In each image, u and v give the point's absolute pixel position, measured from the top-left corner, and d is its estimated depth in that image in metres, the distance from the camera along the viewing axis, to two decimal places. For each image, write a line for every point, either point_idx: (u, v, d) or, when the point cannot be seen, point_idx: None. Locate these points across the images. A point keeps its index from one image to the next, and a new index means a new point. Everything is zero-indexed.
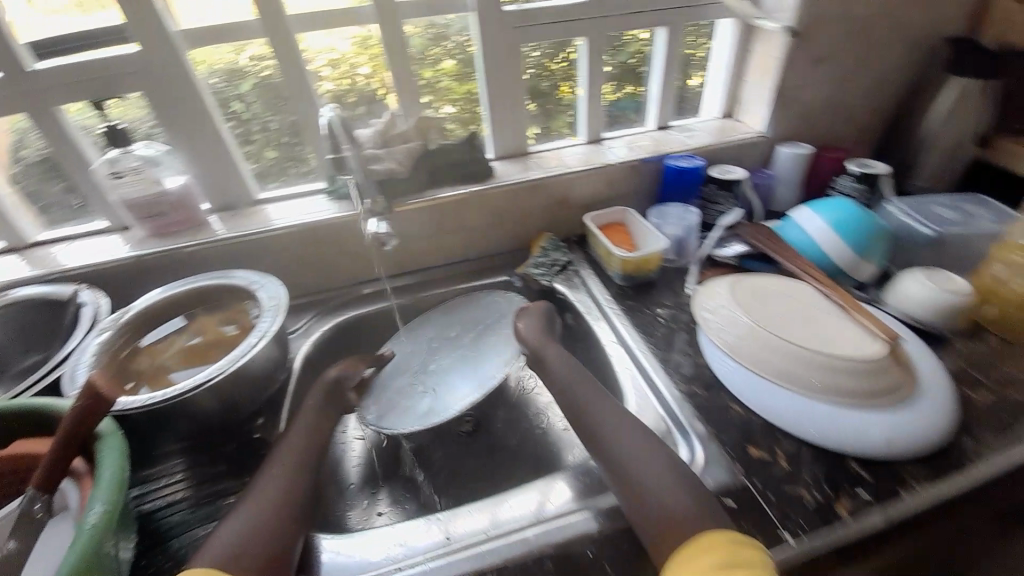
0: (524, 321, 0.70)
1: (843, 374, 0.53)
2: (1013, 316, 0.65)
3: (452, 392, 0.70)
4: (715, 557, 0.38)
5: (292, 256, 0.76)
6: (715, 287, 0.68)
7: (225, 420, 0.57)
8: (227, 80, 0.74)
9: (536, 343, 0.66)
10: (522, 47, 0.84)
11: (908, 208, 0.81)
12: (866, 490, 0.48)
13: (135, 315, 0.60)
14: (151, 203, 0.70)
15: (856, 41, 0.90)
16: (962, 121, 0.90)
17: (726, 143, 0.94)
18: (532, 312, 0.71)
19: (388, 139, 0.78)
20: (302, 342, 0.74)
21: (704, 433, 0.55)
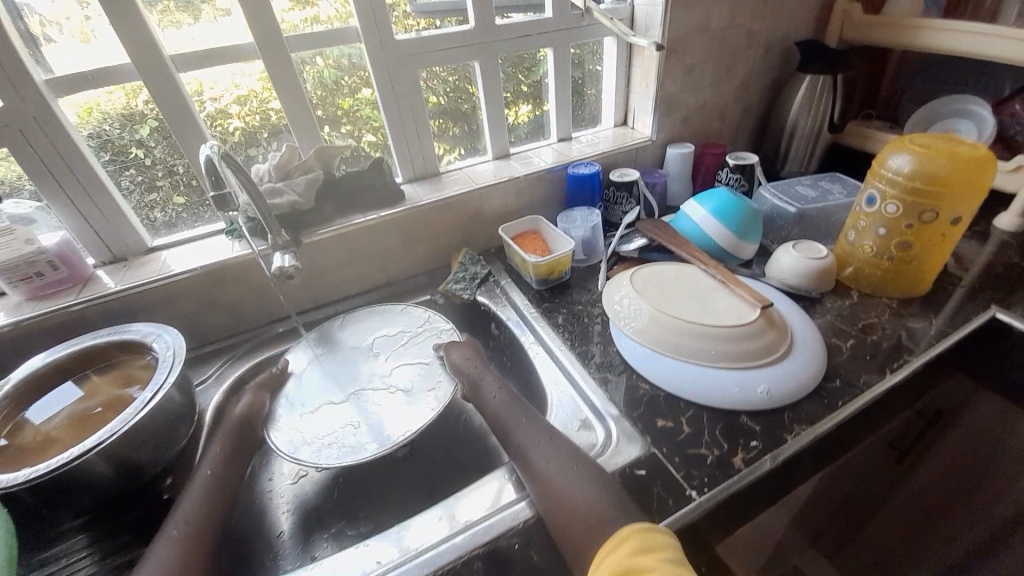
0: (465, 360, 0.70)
1: (725, 341, 0.61)
2: (865, 273, 0.78)
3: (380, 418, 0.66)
4: (631, 544, 0.42)
5: (196, 303, 0.73)
6: (620, 280, 0.74)
7: (126, 488, 0.53)
8: (125, 125, 0.71)
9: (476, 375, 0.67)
10: (420, 73, 0.87)
11: (778, 192, 0.92)
12: (757, 440, 0.55)
13: (14, 386, 0.56)
14: (23, 264, 0.64)
15: (719, 50, 1.01)
16: (816, 112, 1.04)
17: (621, 148, 1.02)
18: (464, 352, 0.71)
19: (289, 171, 0.78)
20: (214, 392, 0.71)
21: (617, 414, 0.60)
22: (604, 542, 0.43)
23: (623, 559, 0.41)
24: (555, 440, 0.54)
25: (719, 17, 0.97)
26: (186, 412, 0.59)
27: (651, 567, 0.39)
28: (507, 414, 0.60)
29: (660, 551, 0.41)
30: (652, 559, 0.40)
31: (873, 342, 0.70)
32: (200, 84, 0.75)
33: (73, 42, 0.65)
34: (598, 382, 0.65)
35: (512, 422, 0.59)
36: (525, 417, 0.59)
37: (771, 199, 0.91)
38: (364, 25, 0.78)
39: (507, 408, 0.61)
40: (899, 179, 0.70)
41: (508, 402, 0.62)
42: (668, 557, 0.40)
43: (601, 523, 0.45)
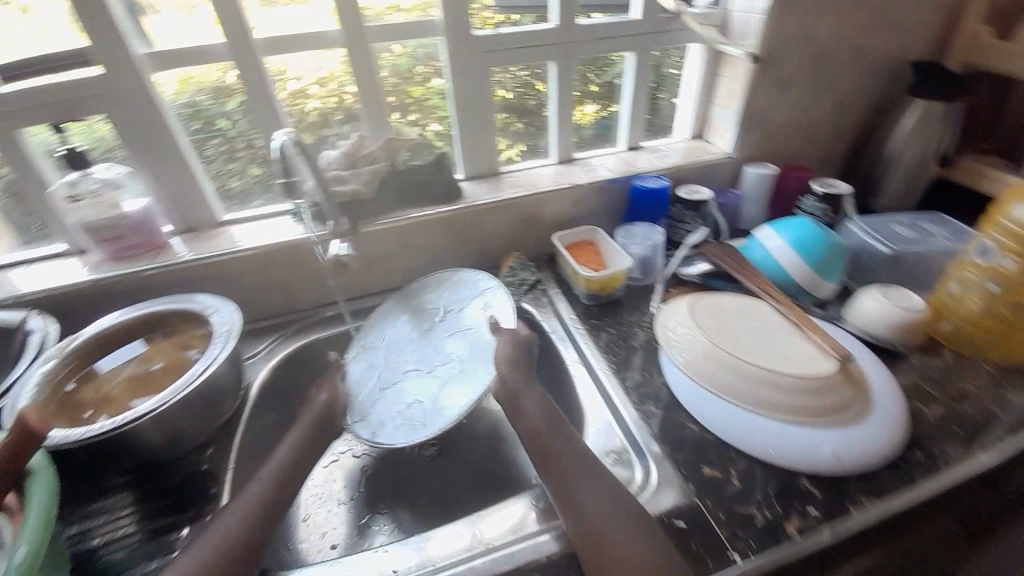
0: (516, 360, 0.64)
1: (792, 393, 0.55)
2: (963, 331, 0.68)
3: (439, 397, 0.66)
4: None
5: (255, 279, 0.76)
6: (677, 305, 0.69)
7: (172, 450, 0.56)
8: (215, 97, 0.75)
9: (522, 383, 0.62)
10: (492, 70, 0.85)
11: (870, 228, 0.83)
12: (815, 507, 0.49)
13: (81, 343, 0.59)
14: (108, 226, 0.69)
15: (818, 66, 0.92)
16: (924, 142, 0.92)
17: (693, 163, 0.95)
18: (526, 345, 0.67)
19: (355, 160, 0.79)
20: (260, 367, 0.73)
21: (659, 453, 0.56)
22: None
23: None
24: (594, 473, 0.51)
25: (823, 28, 0.88)
26: (233, 384, 0.61)
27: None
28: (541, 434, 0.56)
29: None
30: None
31: (966, 414, 0.61)
32: (286, 65, 0.76)
33: (177, 14, 0.69)
34: (642, 414, 0.61)
35: (545, 440, 0.55)
36: (563, 441, 0.54)
37: (861, 236, 0.82)
38: (445, 19, 0.77)
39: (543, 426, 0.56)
40: (1016, 232, 0.62)
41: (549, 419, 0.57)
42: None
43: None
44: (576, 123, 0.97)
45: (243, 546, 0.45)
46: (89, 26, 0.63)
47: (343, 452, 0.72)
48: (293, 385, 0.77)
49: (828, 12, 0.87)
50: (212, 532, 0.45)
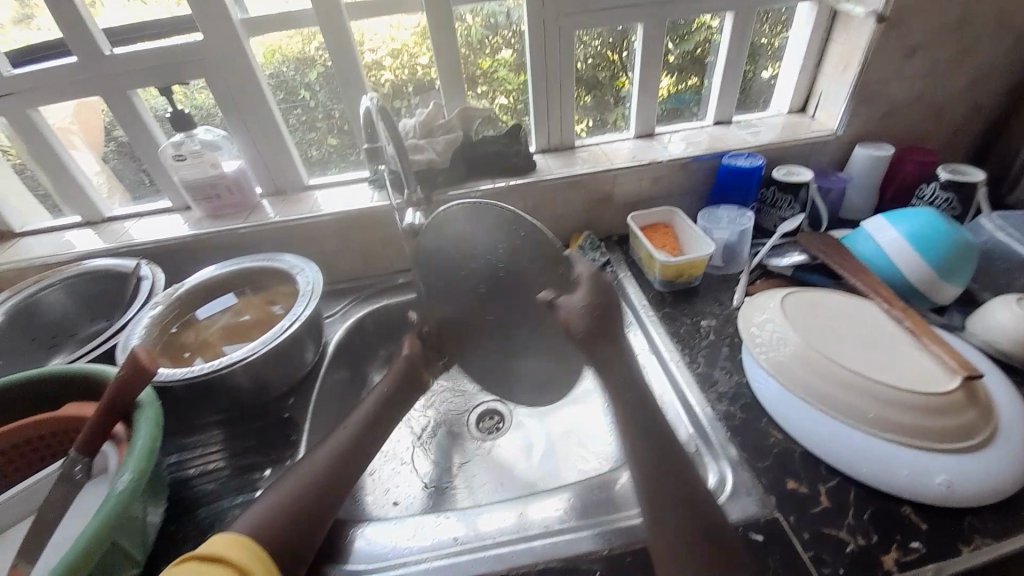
0: (603, 343, 0.56)
1: (906, 411, 0.48)
2: None
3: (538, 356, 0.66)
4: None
5: (333, 242, 0.79)
6: (766, 300, 0.63)
7: (260, 396, 0.60)
8: (297, 69, 0.77)
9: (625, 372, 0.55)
10: (576, 37, 0.80)
11: (1011, 227, 0.70)
12: (920, 541, 0.44)
13: (185, 291, 0.64)
14: (207, 185, 0.74)
15: (961, 29, 0.78)
16: None
17: (793, 142, 0.85)
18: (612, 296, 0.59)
19: (431, 129, 0.78)
20: (337, 327, 0.76)
21: (737, 458, 0.52)
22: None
23: None
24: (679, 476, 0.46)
25: None
26: (311, 342, 0.64)
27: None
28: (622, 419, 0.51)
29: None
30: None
31: None
32: (363, 34, 0.76)
33: None
34: (717, 415, 0.57)
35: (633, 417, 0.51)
36: (644, 433, 0.50)
37: (997, 233, 0.70)
38: None
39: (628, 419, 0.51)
40: None
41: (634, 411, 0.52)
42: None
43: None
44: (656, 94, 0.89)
45: (320, 495, 0.46)
46: None
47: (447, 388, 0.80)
48: (363, 350, 0.79)
49: None
50: (303, 470, 0.48)
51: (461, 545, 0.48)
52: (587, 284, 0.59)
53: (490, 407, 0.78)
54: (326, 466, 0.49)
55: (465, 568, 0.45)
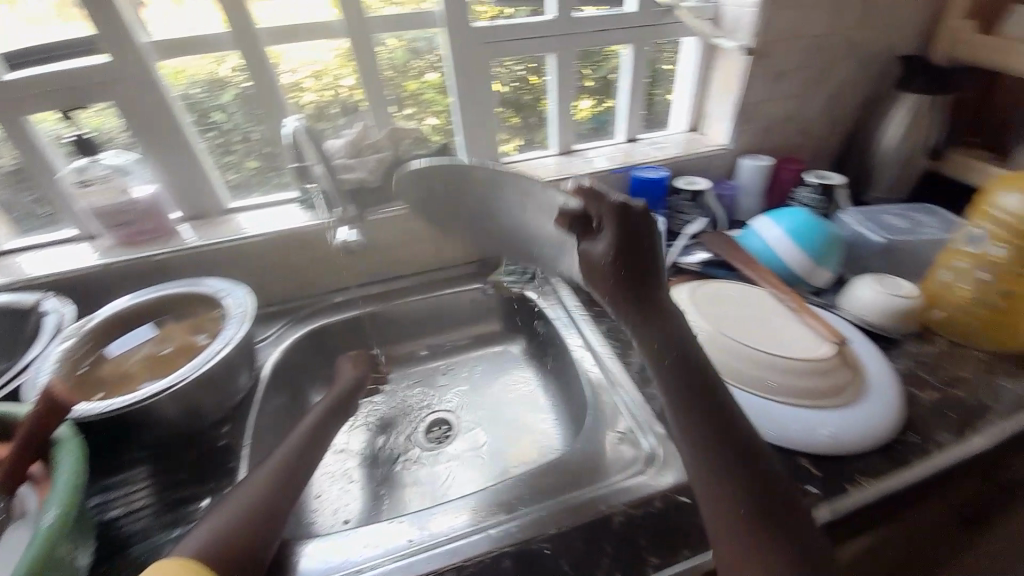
0: (625, 295, 0.51)
1: (794, 375, 0.57)
2: (957, 320, 0.70)
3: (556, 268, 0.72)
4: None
5: (263, 264, 0.77)
6: (677, 292, 0.70)
7: (193, 426, 0.57)
8: (209, 90, 0.75)
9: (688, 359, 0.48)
10: (492, 63, 0.86)
11: (864, 220, 0.84)
12: (815, 485, 0.51)
13: (97, 323, 0.60)
14: (118, 211, 0.70)
15: (812, 60, 0.94)
16: (914, 135, 0.95)
17: (693, 155, 0.97)
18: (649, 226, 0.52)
19: (359, 149, 0.77)
20: (271, 350, 0.74)
21: (664, 432, 0.58)
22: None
23: None
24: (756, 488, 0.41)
25: (814, 23, 0.90)
26: (244, 367, 0.62)
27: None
28: (680, 409, 0.45)
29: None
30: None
31: (959, 397, 0.63)
32: (279, 56, 0.76)
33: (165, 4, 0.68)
34: (645, 396, 0.63)
35: (680, 374, 0.47)
36: (702, 420, 0.44)
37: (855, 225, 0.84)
38: (444, 11, 0.78)
39: (695, 415, 0.45)
40: (1009, 220, 0.63)
41: (705, 408, 0.45)
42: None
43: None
44: (573, 115, 0.96)
45: (269, 513, 0.46)
46: (97, 17, 0.64)
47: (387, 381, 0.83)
48: (302, 373, 0.77)
49: (820, 8, 0.89)
50: (248, 491, 0.47)
51: (416, 546, 0.49)
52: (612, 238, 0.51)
53: (439, 417, 0.79)
54: (272, 483, 0.48)
55: (421, 567, 0.46)
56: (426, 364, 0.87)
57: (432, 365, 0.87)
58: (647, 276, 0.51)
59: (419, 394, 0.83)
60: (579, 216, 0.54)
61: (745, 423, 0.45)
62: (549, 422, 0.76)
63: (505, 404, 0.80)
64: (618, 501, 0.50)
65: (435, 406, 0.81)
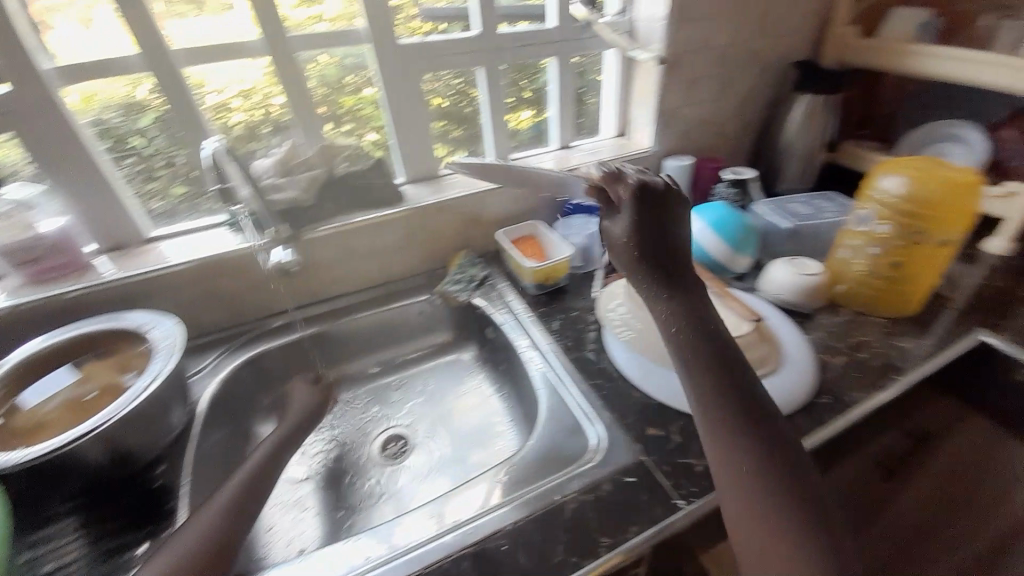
0: (651, 273, 0.52)
1: None
2: (857, 292, 0.79)
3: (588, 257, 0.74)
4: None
5: (193, 293, 0.74)
6: (615, 290, 0.76)
7: (121, 471, 0.54)
8: (125, 114, 0.71)
9: (721, 350, 0.48)
10: (421, 80, 0.87)
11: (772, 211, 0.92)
12: None
13: (8, 369, 0.56)
14: (25, 247, 0.65)
15: (720, 67, 1.03)
16: (812, 131, 1.06)
17: (622, 158, 1.03)
18: (680, 204, 0.55)
19: (290, 167, 0.78)
20: (207, 383, 0.70)
21: (610, 420, 0.61)
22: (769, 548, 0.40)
23: None
24: (781, 469, 0.43)
25: (718, 34, 0.99)
26: (178, 401, 0.59)
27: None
28: (704, 379, 0.47)
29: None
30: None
31: (863, 358, 0.70)
32: (204, 77, 0.74)
33: (75, 28, 0.65)
34: (590, 388, 0.66)
35: (703, 347, 0.49)
36: (725, 390, 0.46)
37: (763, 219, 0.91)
38: (370, 28, 0.79)
39: (728, 409, 0.45)
40: (893, 201, 0.72)
41: (729, 385, 0.47)
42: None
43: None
44: (511, 127, 1.02)
45: (215, 551, 0.44)
46: None
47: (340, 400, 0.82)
48: (243, 402, 0.74)
49: (723, 20, 0.98)
50: (191, 533, 0.45)
51: (375, 561, 0.49)
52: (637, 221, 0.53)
53: (394, 433, 0.78)
54: (219, 519, 0.46)
55: None
56: (377, 381, 0.85)
57: (384, 381, 0.86)
58: (671, 254, 0.53)
59: (372, 412, 0.81)
60: (604, 194, 0.56)
61: (769, 404, 0.46)
62: (505, 423, 0.77)
63: (460, 411, 0.81)
64: (569, 490, 0.52)
65: (389, 422, 0.80)
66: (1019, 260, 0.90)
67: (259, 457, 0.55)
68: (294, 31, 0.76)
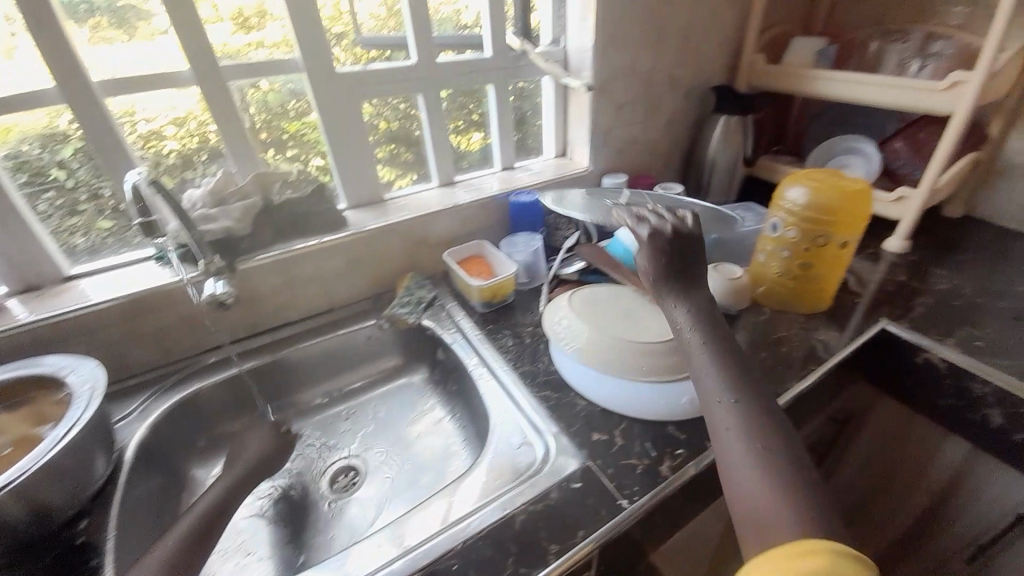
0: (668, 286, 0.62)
1: (657, 357, 0.64)
2: (773, 291, 0.87)
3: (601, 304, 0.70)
4: (823, 562, 0.34)
5: (119, 332, 0.70)
6: (557, 303, 0.76)
7: (34, 531, 0.50)
8: (43, 146, 0.68)
9: (731, 345, 0.56)
10: (361, 105, 0.88)
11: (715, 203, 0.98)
12: (682, 448, 0.59)
13: None
14: None
15: (646, 92, 1.11)
16: (732, 148, 1.15)
17: (562, 178, 1.08)
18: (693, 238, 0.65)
19: (223, 197, 0.76)
20: (135, 427, 0.66)
21: (557, 430, 0.63)
22: (753, 488, 0.43)
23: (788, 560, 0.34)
24: (768, 425, 0.47)
25: (641, 63, 1.07)
26: (100, 448, 0.56)
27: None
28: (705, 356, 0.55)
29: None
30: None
31: (783, 354, 0.77)
32: (133, 105, 0.72)
33: None
34: (537, 400, 0.68)
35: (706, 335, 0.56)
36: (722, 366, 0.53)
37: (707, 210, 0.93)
38: (305, 59, 0.79)
39: (732, 387, 0.51)
40: (796, 210, 0.79)
41: (727, 362, 0.53)
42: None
43: (810, 540, 0.35)
44: (463, 149, 1.06)
45: None
46: None
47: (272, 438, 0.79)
48: (175, 443, 0.70)
49: (645, 50, 1.06)
50: None
51: None
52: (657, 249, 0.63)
53: (344, 465, 0.76)
54: None
55: None
56: (326, 412, 0.83)
57: (333, 411, 0.84)
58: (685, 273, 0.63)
59: (320, 446, 0.79)
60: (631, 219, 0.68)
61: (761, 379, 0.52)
62: (458, 442, 0.77)
63: (413, 436, 0.80)
64: (518, 502, 0.53)
65: (339, 454, 0.78)
66: (915, 255, 1.01)
67: (202, 506, 0.56)
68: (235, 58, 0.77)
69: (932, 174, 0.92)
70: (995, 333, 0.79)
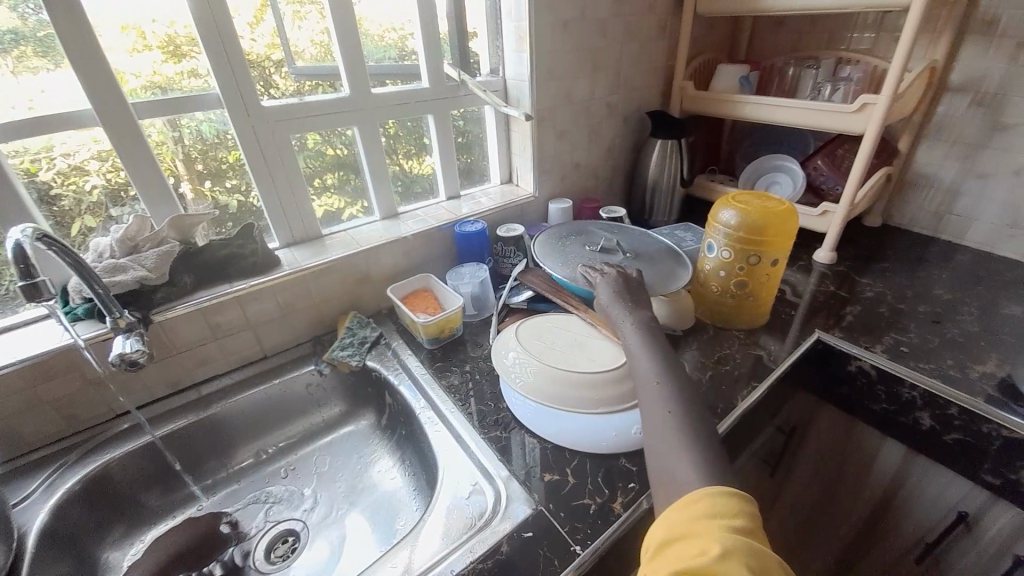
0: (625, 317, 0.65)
1: (606, 388, 0.64)
2: (719, 311, 0.90)
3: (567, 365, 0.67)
4: (706, 504, 0.39)
5: (16, 404, 0.62)
6: (508, 334, 0.75)
7: None
8: None
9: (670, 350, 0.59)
10: (291, 138, 0.84)
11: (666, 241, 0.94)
12: (635, 482, 0.58)
13: None
14: None
15: (585, 119, 1.14)
16: (670, 170, 1.19)
17: (508, 206, 1.08)
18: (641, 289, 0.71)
19: (137, 244, 0.71)
20: (36, 510, 0.59)
21: (508, 474, 0.60)
22: (680, 465, 0.46)
23: (686, 511, 0.39)
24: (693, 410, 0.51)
25: (579, 91, 1.10)
26: None
27: (712, 534, 0.36)
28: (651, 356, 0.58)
29: (729, 518, 0.38)
30: (717, 527, 0.37)
31: (726, 372, 0.79)
32: (51, 141, 0.67)
33: None
34: (488, 441, 0.65)
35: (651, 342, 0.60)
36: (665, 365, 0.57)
37: (661, 253, 0.90)
38: (224, 92, 0.74)
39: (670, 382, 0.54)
40: (730, 231, 0.80)
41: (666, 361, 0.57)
42: (737, 526, 0.37)
43: (698, 490, 0.41)
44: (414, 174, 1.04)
45: None
46: None
47: (194, 511, 0.73)
48: (83, 527, 0.63)
49: (582, 79, 1.09)
50: None
51: None
52: (617, 300, 0.68)
53: (285, 529, 0.71)
54: None
55: None
56: (263, 470, 0.78)
57: (273, 467, 0.79)
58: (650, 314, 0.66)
59: (256, 511, 0.74)
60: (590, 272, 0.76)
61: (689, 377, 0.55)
62: (408, 491, 0.73)
63: (360, 488, 0.76)
64: (468, 559, 0.50)
65: (276, 519, 0.73)
66: (842, 265, 1.07)
67: None
68: (166, 88, 0.73)
69: (849, 190, 0.98)
70: (918, 336, 0.84)
